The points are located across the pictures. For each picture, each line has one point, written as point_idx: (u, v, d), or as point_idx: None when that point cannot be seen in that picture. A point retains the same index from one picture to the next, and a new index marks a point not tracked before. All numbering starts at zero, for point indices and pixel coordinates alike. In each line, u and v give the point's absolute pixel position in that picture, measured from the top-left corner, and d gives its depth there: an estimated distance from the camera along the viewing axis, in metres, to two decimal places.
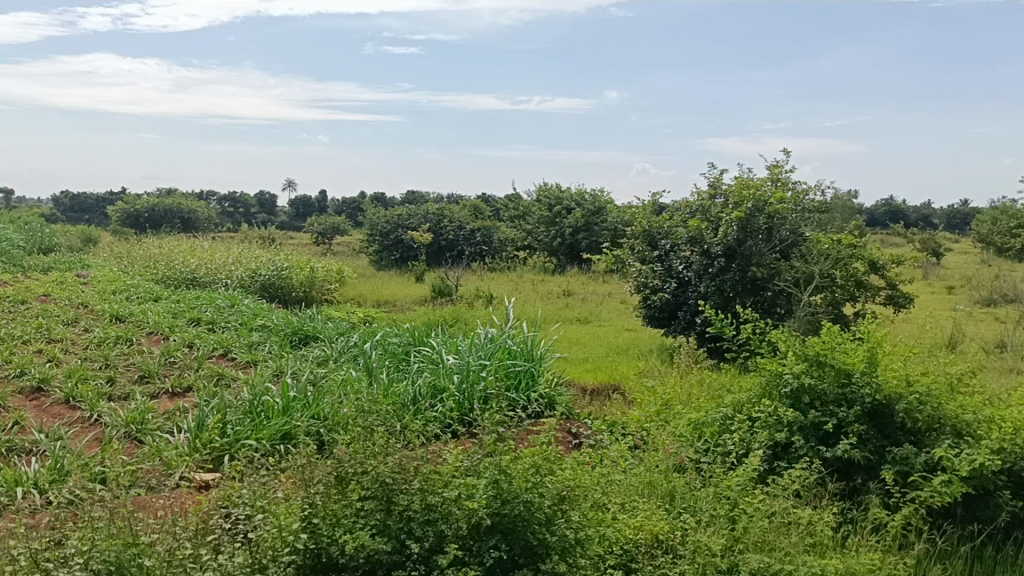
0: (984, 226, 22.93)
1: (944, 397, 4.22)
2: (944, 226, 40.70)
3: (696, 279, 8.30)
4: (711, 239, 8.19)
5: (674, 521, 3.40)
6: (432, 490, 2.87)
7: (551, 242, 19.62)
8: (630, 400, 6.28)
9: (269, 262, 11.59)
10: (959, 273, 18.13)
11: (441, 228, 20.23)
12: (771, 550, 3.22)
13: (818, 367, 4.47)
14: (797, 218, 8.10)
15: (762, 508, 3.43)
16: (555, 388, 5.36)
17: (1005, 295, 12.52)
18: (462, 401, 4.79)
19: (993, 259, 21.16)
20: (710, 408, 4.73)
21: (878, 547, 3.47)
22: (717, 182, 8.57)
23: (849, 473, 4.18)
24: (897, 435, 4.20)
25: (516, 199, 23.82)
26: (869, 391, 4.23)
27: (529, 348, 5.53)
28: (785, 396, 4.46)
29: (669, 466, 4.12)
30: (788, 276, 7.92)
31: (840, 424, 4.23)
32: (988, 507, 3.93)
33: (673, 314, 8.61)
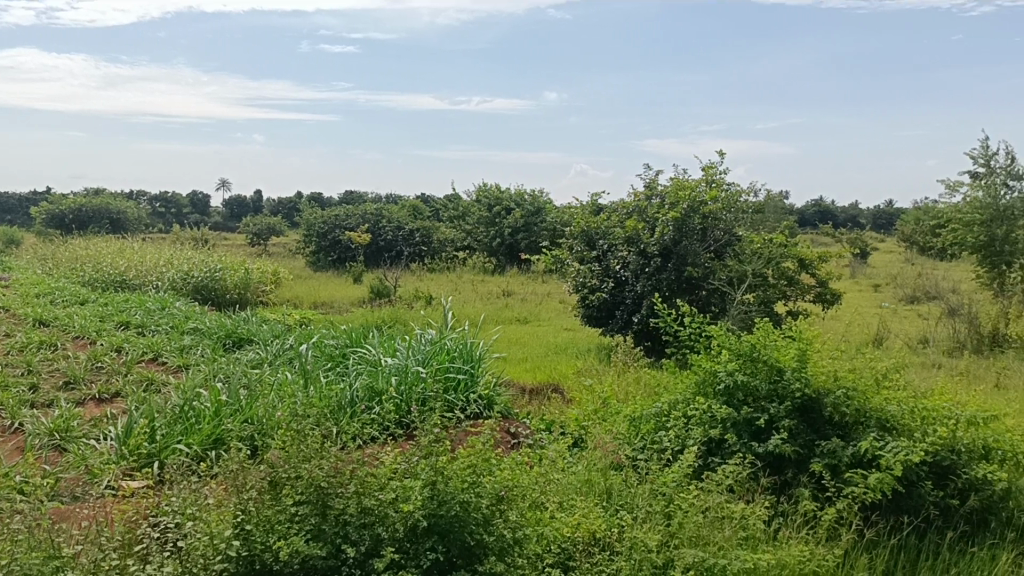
0: (908, 226, 23.76)
1: (869, 392, 4.36)
2: (871, 226, 42.03)
3: (633, 279, 8.38)
4: (648, 239, 8.32)
5: (610, 518, 3.43)
6: (367, 492, 2.83)
7: (490, 243, 19.63)
8: (569, 399, 6.31)
9: (202, 264, 11.35)
10: (885, 271, 18.73)
11: (379, 228, 20.11)
12: (705, 545, 3.28)
13: (751, 363, 4.57)
14: (730, 219, 8.29)
15: (696, 504, 3.48)
16: (493, 389, 5.37)
17: (928, 292, 12.99)
18: (400, 403, 4.76)
19: (917, 258, 21.95)
20: (646, 404, 4.79)
21: (808, 540, 3.56)
22: (653, 183, 8.69)
23: (780, 467, 4.27)
24: (826, 429, 4.32)
25: (455, 200, 23.79)
26: (800, 386, 4.33)
27: (467, 349, 5.52)
28: (719, 393, 4.55)
29: (606, 465, 4.15)
30: (722, 275, 8.10)
31: (771, 419, 4.32)
32: (913, 498, 4.06)
33: (610, 314, 8.67)
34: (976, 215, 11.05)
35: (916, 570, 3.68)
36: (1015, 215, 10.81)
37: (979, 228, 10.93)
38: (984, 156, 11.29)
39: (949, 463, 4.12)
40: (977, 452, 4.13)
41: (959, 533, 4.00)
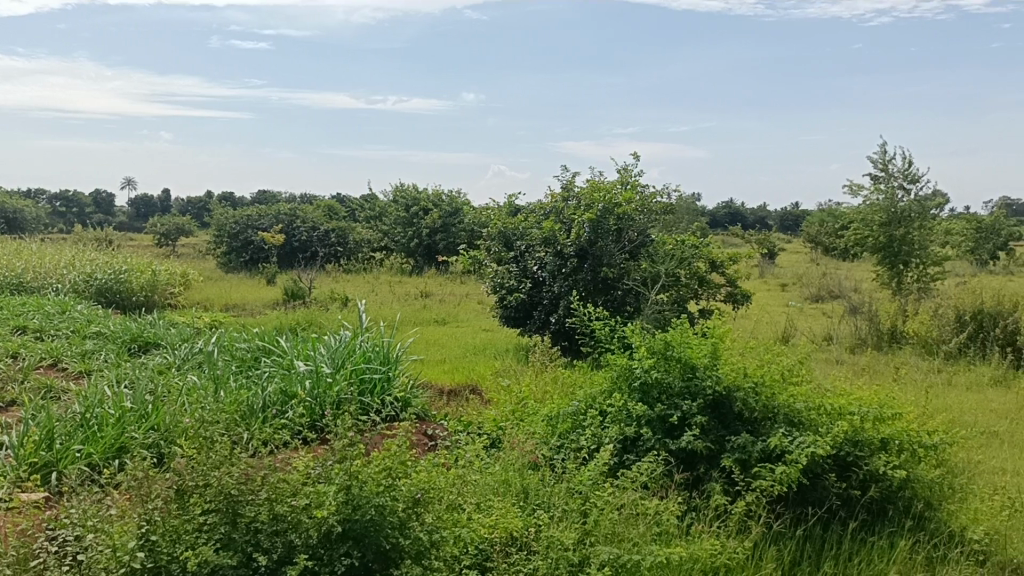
0: (813, 227, 24.69)
1: (776, 387, 4.50)
2: (778, 227, 43.53)
3: (550, 279, 8.42)
4: (564, 240, 8.39)
5: (527, 517, 3.44)
6: (280, 499, 2.78)
7: (407, 244, 19.49)
8: (486, 400, 6.33)
9: (106, 265, 10.92)
10: (792, 271, 19.37)
11: (293, 228, 19.80)
12: (620, 541, 3.34)
13: (665, 360, 4.66)
14: (645, 220, 8.45)
15: (612, 501, 3.53)
16: (410, 391, 5.34)
17: (832, 290, 13.50)
18: (314, 407, 4.68)
19: (821, 258, 22.83)
20: (563, 403, 4.83)
21: (720, 534, 3.65)
22: (569, 185, 8.78)
23: (692, 463, 4.37)
24: (736, 424, 4.44)
25: (372, 200, 23.54)
26: (711, 383, 4.44)
27: (384, 351, 5.46)
28: (635, 389, 4.62)
29: (523, 464, 4.15)
30: (637, 275, 8.27)
31: (684, 416, 4.41)
32: (817, 490, 4.22)
33: (528, 314, 8.71)
34: (876, 217, 11.54)
35: (821, 559, 3.82)
36: (911, 217, 11.34)
37: (879, 229, 11.42)
38: (883, 161, 11.80)
39: (853, 456, 4.28)
40: (876, 444, 4.31)
41: (861, 522, 4.17)
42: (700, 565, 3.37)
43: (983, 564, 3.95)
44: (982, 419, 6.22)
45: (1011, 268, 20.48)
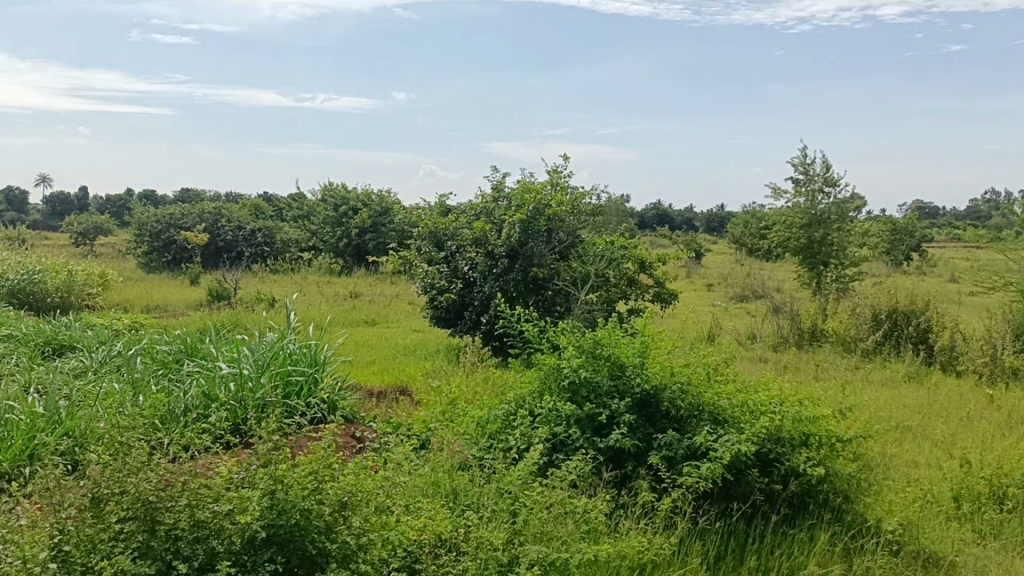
0: (738, 228, 25.31)
1: (702, 385, 4.59)
2: (705, 228, 44.45)
3: (481, 280, 8.42)
4: (495, 240, 8.41)
5: (456, 519, 3.43)
6: (200, 505, 2.70)
7: (336, 244, 19.24)
8: (416, 401, 6.30)
9: (17, 266, 10.49)
10: (717, 271, 19.79)
11: (217, 228, 19.41)
12: (549, 540, 3.36)
13: (594, 359, 4.70)
14: (574, 221, 8.53)
15: (540, 500, 3.54)
16: (338, 393, 5.27)
17: (755, 290, 13.81)
18: (238, 410, 4.58)
19: (746, 259, 23.39)
20: (493, 404, 4.81)
21: (647, 531, 3.70)
22: (500, 185, 8.80)
23: (620, 461, 4.40)
24: (662, 422, 4.51)
25: (300, 199, 23.17)
26: (639, 381, 4.50)
27: (311, 353, 5.37)
28: (564, 389, 4.64)
29: (453, 465, 4.12)
30: (566, 275, 8.36)
31: (612, 415, 4.45)
32: (741, 486, 4.28)
33: (459, 315, 8.67)
34: (797, 219, 11.86)
35: (744, 553, 3.90)
36: (830, 219, 11.69)
37: (800, 231, 11.75)
38: (804, 165, 12.14)
39: (774, 452, 4.38)
40: (797, 440, 4.43)
41: (782, 516, 4.27)
42: (628, 561, 3.40)
43: (897, 553, 4.10)
44: (896, 415, 6.45)
45: (923, 268, 21.34)
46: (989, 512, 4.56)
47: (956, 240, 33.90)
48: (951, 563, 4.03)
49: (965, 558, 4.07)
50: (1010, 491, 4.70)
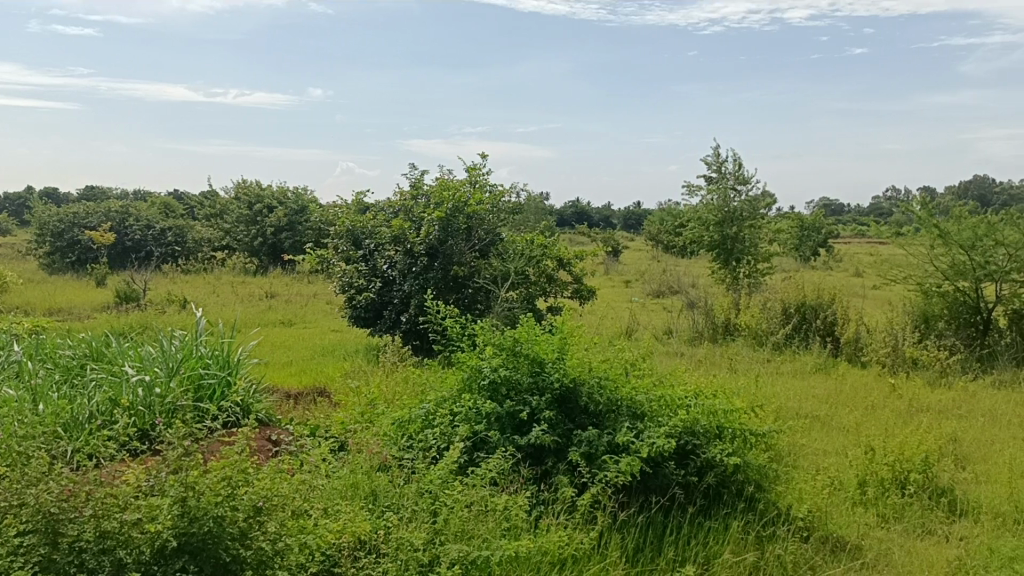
0: (654, 226, 25.80)
1: (619, 381, 4.67)
2: (622, 226, 45.19)
3: (401, 278, 8.35)
4: (414, 238, 8.34)
5: (376, 520, 3.38)
6: (107, 515, 2.60)
7: (251, 242, 18.78)
8: (335, 403, 6.20)
9: None
10: (635, 267, 20.12)
11: (125, 227, 18.73)
12: (469, 538, 3.36)
13: (514, 357, 4.70)
14: (493, 219, 8.57)
15: (461, 499, 3.52)
16: (251, 396, 5.15)
17: (671, 286, 14.07)
18: (146, 416, 4.44)
19: (662, 255, 23.87)
20: (412, 404, 4.78)
21: (568, 526, 3.73)
22: (418, 183, 8.75)
23: (540, 457, 4.41)
24: (581, 418, 4.55)
25: (212, 198, 22.56)
26: (558, 378, 4.53)
27: (223, 354, 5.24)
28: (483, 387, 4.63)
29: (371, 466, 4.06)
30: (486, 273, 8.37)
31: (532, 412, 4.47)
32: (659, 478, 4.34)
33: (378, 314, 8.56)
34: (711, 216, 12.14)
35: (662, 544, 3.96)
36: (742, 216, 12.01)
37: (714, 229, 12.03)
38: (716, 163, 12.45)
39: (691, 444, 4.47)
40: (712, 432, 4.54)
41: (699, 507, 4.35)
42: (548, 557, 3.42)
43: (806, 539, 4.24)
44: (805, 406, 6.66)
45: (830, 263, 22.14)
46: (891, 497, 4.76)
47: (860, 237, 35.29)
48: (857, 546, 4.20)
49: (869, 541, 4.25)
50: (911, 476, 4.91)
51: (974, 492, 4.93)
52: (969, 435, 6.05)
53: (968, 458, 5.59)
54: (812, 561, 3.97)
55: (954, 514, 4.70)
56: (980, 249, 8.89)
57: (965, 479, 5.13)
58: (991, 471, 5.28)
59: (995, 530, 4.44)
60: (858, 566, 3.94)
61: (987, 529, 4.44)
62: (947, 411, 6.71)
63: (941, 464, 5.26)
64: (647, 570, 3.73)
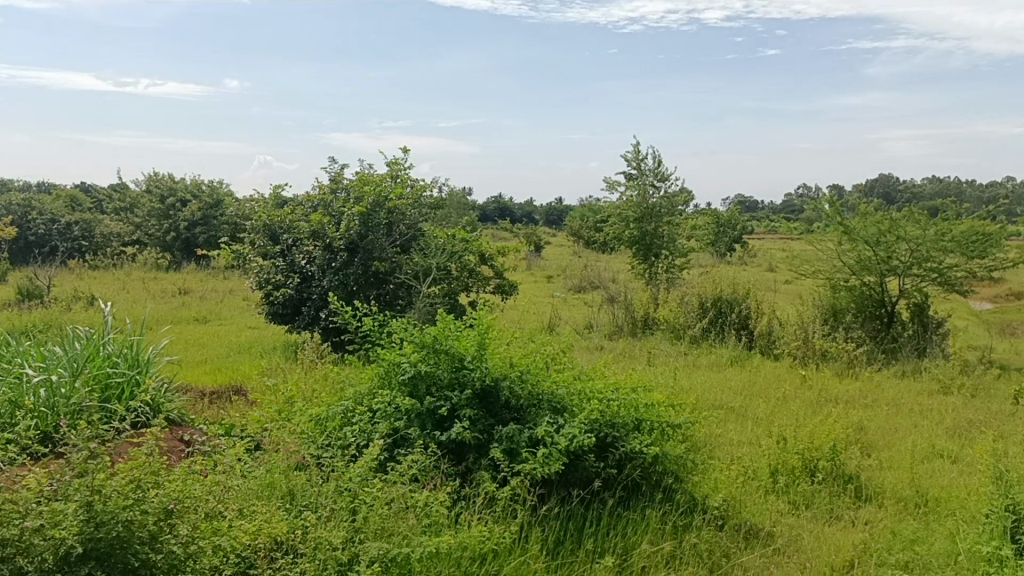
0: (576, 221, 26.06)
1: (540, 376, 4.70)
2: (544, 222, 45.54)
3: (320, 274, 8.21)
4: (333, 233, 8.21)
5: (293, 520, 3.31)
6: (6, 522, 2.48)
7: (163, 237, 18.20)
8: (251, 401, 6.07)
9: None
10: (556, 263, 20.29)
11: (27, 221, 17.91)
12: (390, 536, 3.33)
13: (434, 353, 4.67)
14: (415, 214, 8.51)
15: (380, 497, 3.48)
16: (162, 395, 4.99)
17: (592, 281, 14.21)
18: (49, 418, 4.25)
19: (583, 251, 24.15)
20: (331, 402, 4.70)
21: (488, 520, 3.73)
22: (338, 177, 8.62)
23: (461, 453, 4.40)
24: (502, 413, 4.56)
25: (122, 190, 21.78)
26: (479, 373, 4.52)
27: (132, 353, 5.06)
28: (403, 384, 4.59)
29: (289, 465, 3.97)
30: (408, 268, 8.31)
31: (453, 408, 4.45)
32: (579, 471, 4.37)
33: (296, 310, 8.40)
34: (630, 212, 12.30)
35: (582, 536, 3.99)
36: (661, 213, 12.23)
37: (633, 225, 12.20)
38: (636, 160, 12.63)
39: (610, 437, 4.52)
40: (631, 425, 4.61)
41: (619, 499, 4.40)
42: (469, 552, 3.41)
43: (721, 527, 4.35)
44: (721, 397, 6.82)
45: (745, 259, 22.79)
46: (802, 484, 4.91)
47: (774, 233, 36.38)
48: (769, 533, 4.33)
49: (781, 528, 4.38)
50: (820, 463, 5.08)
51: (878, 478, 5.13)
52: (874, 423, 6.30)
53: (872, 445, 5.82)
54: (727, 549, 4.07)
55: (860, 500, 4.88)
56: (884, 244, 9.25)
57: (871, 466, 5.33)
58: (894, 458, 5.50)
59: (897, 514, 4.63)
60: (770, 552, 4.06)
61: (890, 514, 4.62)
62: (854, 401, 6.98)
63: (848, 452, 5.46)
64: (567, 563, 3.75)
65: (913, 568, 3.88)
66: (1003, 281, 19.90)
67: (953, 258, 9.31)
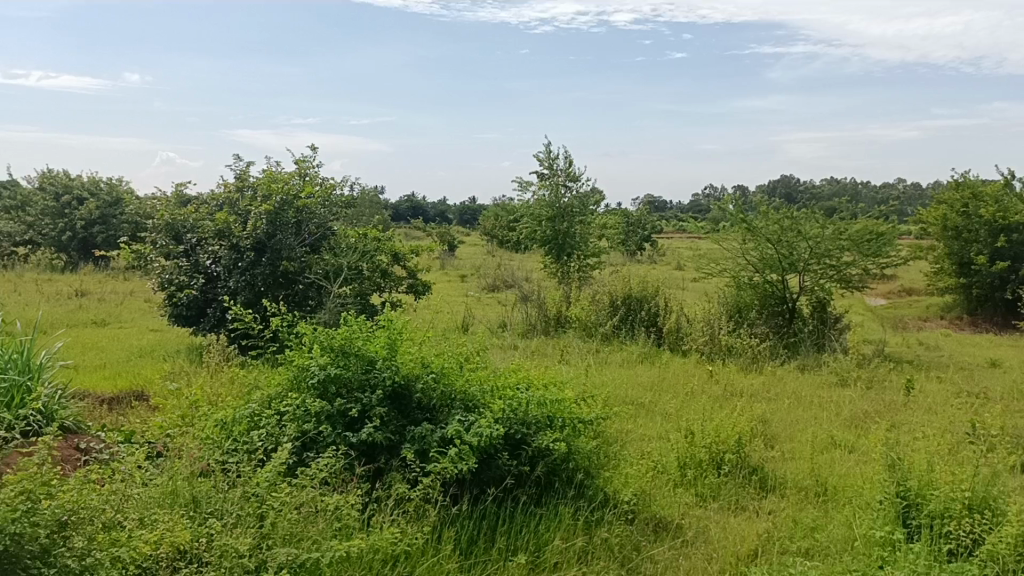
0: (489, 221, 26.11)
1: (452, 375, 4.68)
2: (457, 221, 45.48)
3: (226, 274, 7.97)
4: (240, 232, 7.97)
5: (197, 527, 3.19)
6: None
7: (58, 237, 17.36)
8: (153, 407, 5.86)
9: None
10: (470, 262, 20.28)
11: None
12: (299, 541, 3.26)
13: (343, 356, 4.59)
14: (324, 213, 8.38)
15: (288, 501, 3.40)
16: (56, 403, 4.75)
17: (505, 280, 14.26)
18: None
19: (497, 249, 24.22)
20: (238, 405, 4.58)
21: (400, 522, 3.69)
22: (244, 174, 8.41)
23: (373, 455, 4.33)
24: (415, 414, 4.51)
25: (11, 188, 20.70)
26: (390, 374, 4.46)
27: (22, 359, 4.80)
28: (312, 387, 4.49)
29: (193, 472, 3.84)
30: (318, 268, 8.16)
31: (364, 409, 4.38)
32: (492, 470, 4.36)
33: (201, 312, 8.14)
34: (543, 211, 12.39)
35: (495, 534, 3.99)
36: (573, 212, 12.36)
37: (546, 224, 12.30)
38: (549, 160, 12.72)
39: (521, 434, 4.53)
40: (543, 422, 4.64)
41: (531, 495, 4.41)
42: (381, 555, 3.37)
43: (632, 521, 4.41)
44: (631, 394, 6.93)
45: (654, 257, 23.25)
46: (709, 477, 5.03)
47: (682, 232, 37.21)
48: (677, 526, 4.41)
49: (689, 520, 4.48)
50: (726, 456, 5.22)
51: (781, 469, 5.30)
52: (777, 416, 6.51)
53: (775, 437, 6.01)
54: (637, 543, 4.13)
55: (764, 490, 5.03)
56: (785, 243, 9.60)
57: (774, 457, 5.51)
58: (795, 449, 5.70)
59: (798, 503, 4.79)
60: (678, 544, 4.15)
61: (792, 503, 4.78)
62: (758, 395, 7.20)
63: (752, 444, 5.62)
64: (481, 562, 3.73)
65: (813, 555, 4.01)
66: (896, 278, 20.88)
67: (849, 256, 9.75)
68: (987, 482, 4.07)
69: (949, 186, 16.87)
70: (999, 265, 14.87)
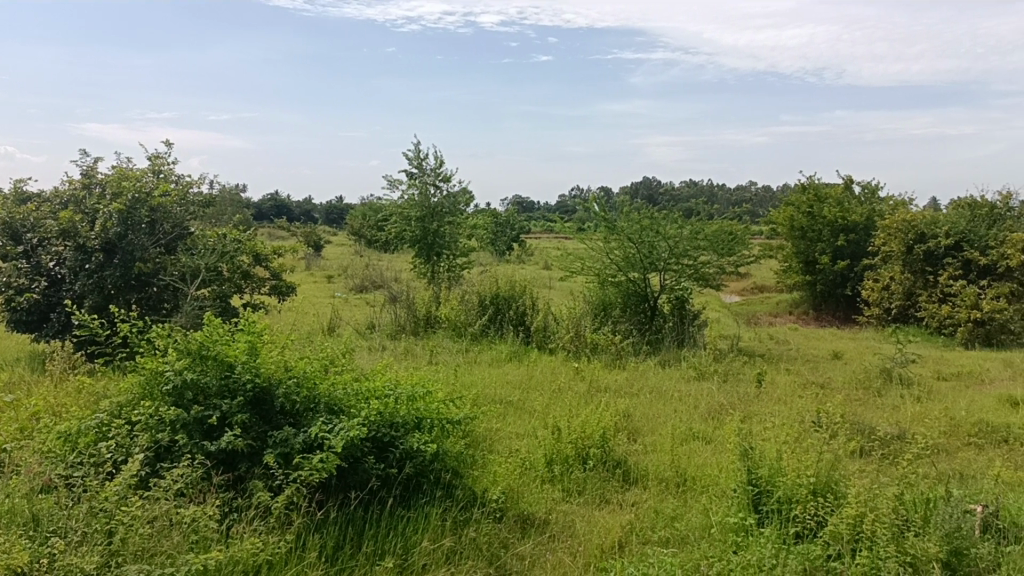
0: (357, 221, 25.74)
1: (314, 379, 4.56)
2: (324, 220, 44.61)
3: (71, 277, 7.51)
4: (87, 232, 7.51)
5: (37, 547, 2.97)
6: None
7: None
8: None
9: None
10: (336, 263, 19.95)
11: None
12: (151, 557, 3.09)
13: (200, 360, 4.37)
14: (180, 212, 8.06)
15: (141, 515, 3.22)
16: None
17: (374, 280, 14.09)
18: None
19: (365, 250, 23.93)
20: (84, 416, 4.30)
21: (262, 531, 3.56)
22: (91, 170, 7.94)
23: (232, 462, 4.16)
24: (277, 419, 4.36)
25: None
26: (250, 378, 4.29)
27: None
28: (167, 394, 4.26)
29: (32, 488, 3.57)
30: (173, 270, 7.80)
31: (223, 416, 4.20)
32: (358, 473, 4.27)
33: (43, 317, 7.61)
34: (412, 211, 12.28)
35: (362, 538, 3.92)
36: (442, 212, 12.34)
37: (415, 224, 12.21)
38: (417, 159, 12.63)
39: (388, 437, 4.48)
40: (410, 424, 4.61)
41: (398, 498, 4.35)
42: (241, 566, 3.25)
43: (501, 519, 4.43)
44: (500, 392, 6.98)
45: (522, 257, 23.59)
46: (574, 471, 5.13)
47: (549, 232, 37.85)
48: (544, 521, 4.47)
49: (555, 515, 4.55)
50: (591, 451, 5.34)
51: (643, 461, 5.47)
52: (640, 410, 6.72)
53: (638, 431, 6.20)
54: (504, 540, 4.16)
55: (627, 483, 5.17)
56: (646, 242, 9.93)
57: (636, 451, 5.69)
58: (657, 442, 5.90)
59: (659, 494, 4.95)
60: (545, 539, 4.21)
61: (653, 494, 4.93)
62: (621, 390, 7.41)
63: (616, 439, 5.77)
64: (347, 567, 3.65)
65: (673, 543, 4.16)
66: (748, 276, 22.00)
67: (705, 256, 10.19)
68: (829, 467, 4.32)
69: (796, 188, 17.91)
70: (840, 264, 15.90)
